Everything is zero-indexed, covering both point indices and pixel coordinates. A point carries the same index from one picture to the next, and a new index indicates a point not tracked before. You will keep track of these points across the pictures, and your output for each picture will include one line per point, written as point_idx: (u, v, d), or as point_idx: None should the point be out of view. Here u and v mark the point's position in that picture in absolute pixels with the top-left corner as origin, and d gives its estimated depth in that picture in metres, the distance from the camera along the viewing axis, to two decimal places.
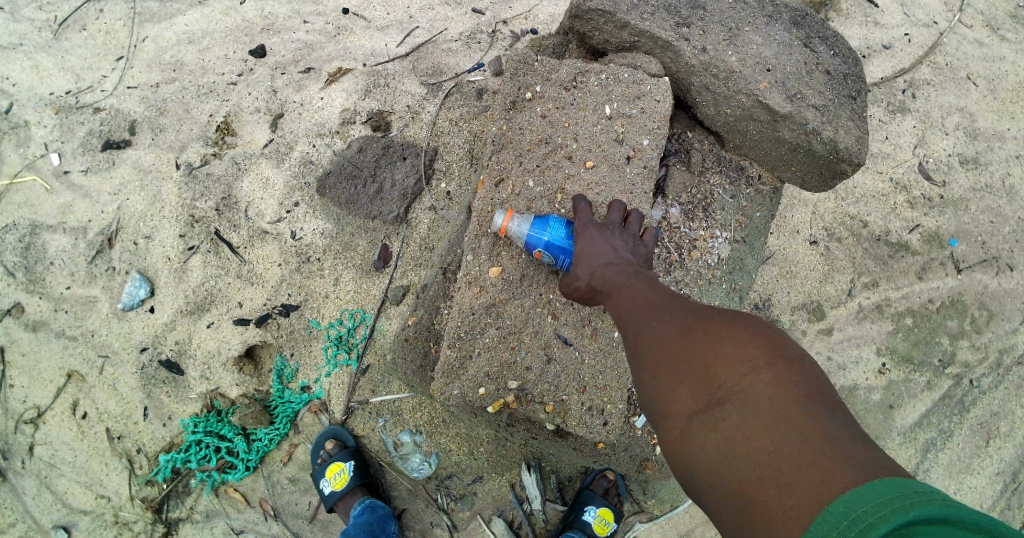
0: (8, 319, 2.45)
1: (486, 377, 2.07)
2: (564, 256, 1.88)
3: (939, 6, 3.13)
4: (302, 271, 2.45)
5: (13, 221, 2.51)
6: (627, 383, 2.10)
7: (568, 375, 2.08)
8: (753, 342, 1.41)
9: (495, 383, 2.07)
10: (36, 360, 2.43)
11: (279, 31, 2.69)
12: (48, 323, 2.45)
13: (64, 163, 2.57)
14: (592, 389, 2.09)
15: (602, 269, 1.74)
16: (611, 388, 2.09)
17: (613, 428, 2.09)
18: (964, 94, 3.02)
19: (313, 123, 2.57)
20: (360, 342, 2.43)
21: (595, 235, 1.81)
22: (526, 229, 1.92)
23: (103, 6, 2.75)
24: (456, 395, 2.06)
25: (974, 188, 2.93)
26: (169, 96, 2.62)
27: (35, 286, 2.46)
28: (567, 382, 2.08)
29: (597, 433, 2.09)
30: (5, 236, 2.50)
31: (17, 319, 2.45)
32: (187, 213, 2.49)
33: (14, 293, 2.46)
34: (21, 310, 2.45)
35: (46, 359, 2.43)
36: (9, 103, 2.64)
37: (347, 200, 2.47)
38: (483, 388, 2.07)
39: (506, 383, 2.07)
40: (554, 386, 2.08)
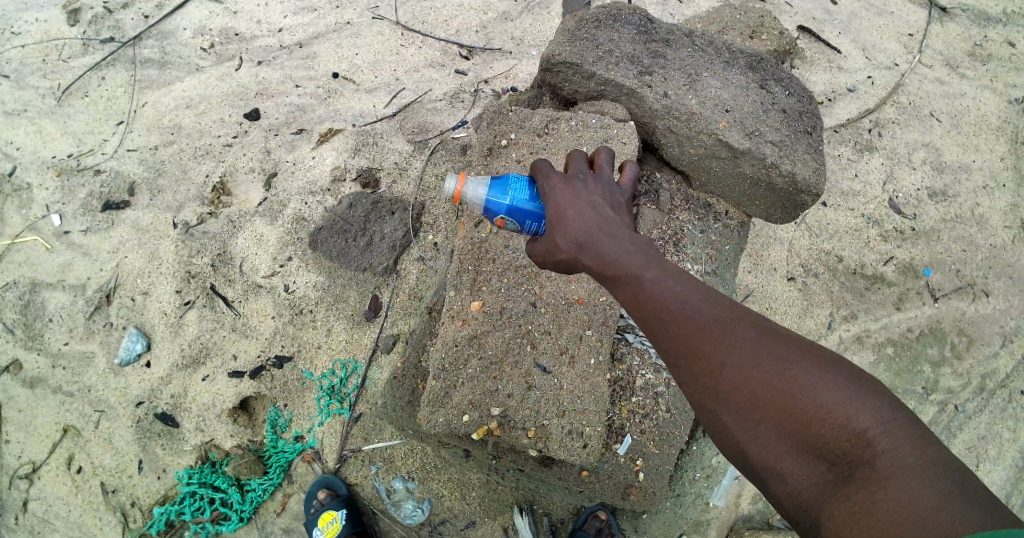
0: (6, 376, 2.51)
1: (470, 405, 2.15)
2: (531, 220, 1.72)
3: (898, 50, 3.33)
4: (295, 323, 2.52)
5: (13, 280, 2.61)
6: (605, 407, 2.18)
7: (548, 400, 2.16)
8: (785, 352, 1.33)
9: (479, 410, 2.15)
10: (32, 416, 2.48)
11: (272, 96, 2.85)
12: (45, 379, 2.51)
13: (65, 224, 2.68)
14: (571, 413, 2.16)
15: (592, 254, 1.59)
16: (590, 412, 2.17)
17: (593, 450, 2.15)
18: (928, 130, 3.16)
19: (306, 180, 2.69)
20: (352, 391, 2.49)
21: (574, 206, 1.63)
22: (485, 194, 1.72)
23: (105, 74, 2.94)
24: (441, 423, 2.14)
25: (944, 219, 3.02)
26: (167, 158, 2.75)
27: (33, 342, 2.54)
28: (548, 408, 2.15)
29: (578, 456, 2.14)
30: (6, 294, 2.59)
31: (15, 376, 2.51)
32: (184, 269, 2.59)
33: (13, 349, 2.53)
34: (19, 366, 2.52)
35: (43, 414, 2.48)
36: (13, 166, 2.78)
37: (338, 253, 2.56)
38: (467, 415, 2.15)
39: (490, 410, 2.15)
40: (536, 411, 2.15)
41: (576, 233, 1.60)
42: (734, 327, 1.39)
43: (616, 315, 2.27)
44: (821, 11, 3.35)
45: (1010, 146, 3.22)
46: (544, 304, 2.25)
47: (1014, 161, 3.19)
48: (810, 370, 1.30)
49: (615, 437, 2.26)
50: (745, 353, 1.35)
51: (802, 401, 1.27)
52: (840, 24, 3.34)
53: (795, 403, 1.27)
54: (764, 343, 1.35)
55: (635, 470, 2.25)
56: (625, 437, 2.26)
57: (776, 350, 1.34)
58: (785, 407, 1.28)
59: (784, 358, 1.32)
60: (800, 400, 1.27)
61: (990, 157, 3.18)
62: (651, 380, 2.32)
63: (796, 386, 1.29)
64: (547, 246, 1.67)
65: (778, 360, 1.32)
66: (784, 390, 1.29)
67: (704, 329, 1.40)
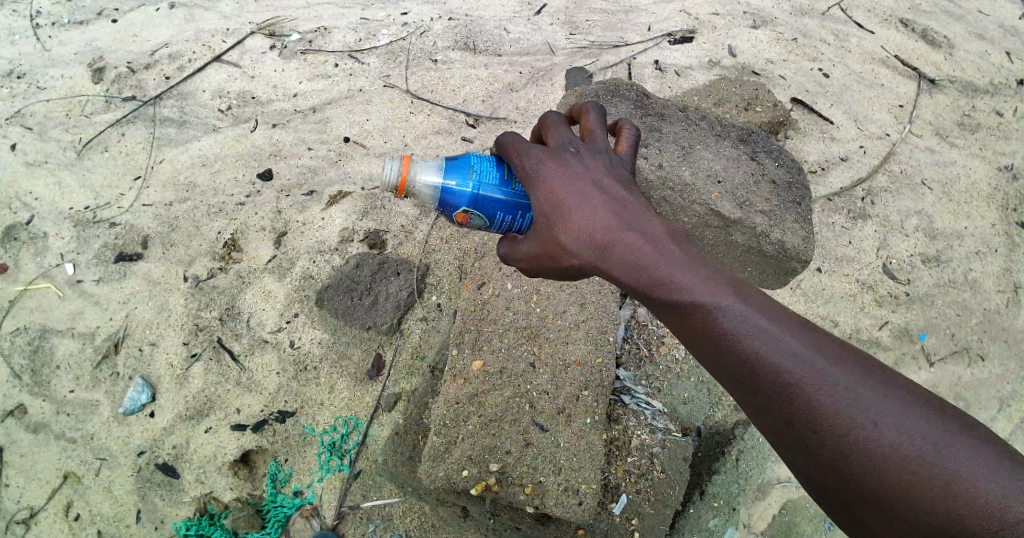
0: (9, 419, 2.48)
1: (470, 460, 2.14)
2: (500, 209, 1.68)
3: (890, 120, 3.49)
4: (299, 379, 2.53)
5: (24, 325, 2.64)
6: (600, 465, 2.17)
7: (545, 458, 2.15)
8: (862, 391, 1.21)
9: (478, 465, 2.14)
10: (32, 462, 2.42)
11: (285, 157, 2.98)
12: (49, 424, 2.48)
13: (78, 273, 2.74)
14: (567, 470, 2.14)
15: (603, 257, 1.46)
16: (586, 469, 2.15)
17: (588, 507, 2.11)
18: (920, 198, 3.25)
19: (314, 240, 2.77)
20: (354, 447, 2.44)
21: (569, 190, 1.51)
22: (439, 186, 1.66)
23: (125, 130, 3.07)
24: (441, 477, 2.13)
25: (939, 284, 3.04)
26: (181, 214, 2.84)
27: (39, 388, 2.53)
28: (544, 465, 2.15)
29: (573, 514, 2.10)
30: (15, 339, 2.61)
31: (19, 420, 2.48)
32: (192, 321, 2.63)
33: (19, 394, 2.52)
34: (23, 411, 2.50)
35: (42, 460, 2.43)
36: (30, 216, 2.86)
37: (344, 310, 2.61)
38: (466, 470, 2.13)
39: (487, 466, 2.14)
40: (533, 468, 2.14)
41: (586, 235, 1.48)
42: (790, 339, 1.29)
43: (611, 376, 2.31)
44: (813, 84, 3.54)
45: (1001, 213, 3.31)
46: (543, 364, 2.29)
47: (1005, 227, 3.27)
48: (880, 394, 1.20)
49: (610, 496, 2.24)
50: (806, 380, 1.25)
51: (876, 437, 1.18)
52: (832, 96, 3.52)
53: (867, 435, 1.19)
54: (825, 366, 1.26)
55: (632, 531, 2.20)
56: (620, 496, 2.24)
57: (840, 374, 1.24)
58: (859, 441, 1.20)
59: (852, 386, 1.22)
60: (871, 431, 1.19)
61: (982, 223, 3.25)
62: (646, 440, 2.32)
63: (867, 417, 1.20)
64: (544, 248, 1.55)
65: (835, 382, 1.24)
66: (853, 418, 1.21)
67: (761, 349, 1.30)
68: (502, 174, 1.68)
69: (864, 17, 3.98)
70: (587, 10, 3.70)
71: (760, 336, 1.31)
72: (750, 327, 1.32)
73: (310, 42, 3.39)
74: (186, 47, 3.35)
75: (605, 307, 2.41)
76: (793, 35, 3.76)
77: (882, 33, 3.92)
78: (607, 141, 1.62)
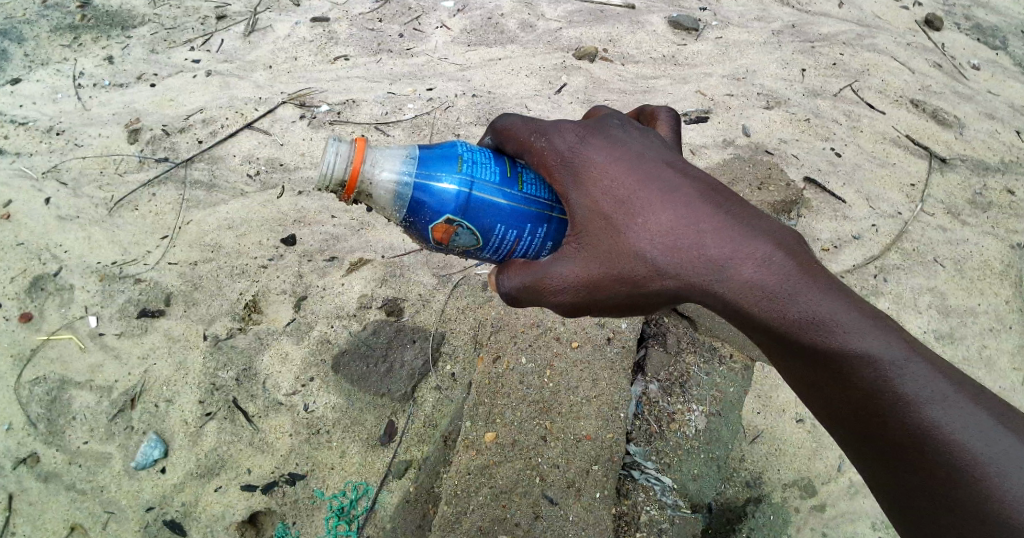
0: (21, 468, 2.46)
1: (479, 531, 2.11)
2: (494, 212, 1.65)
3: (902, 199, 3.54)
4: (311, 442, 2.51)
5: (44, 375, 2.66)
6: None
7: (555, 532, 2.11)
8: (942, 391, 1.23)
9: None
10: (40, 511, 2.38)
11: (309, 223, 3.08)
12: (59, 475, 2.44)
13: (100, 326, 2.79)
14: None
15: (691, 256, 1.39)
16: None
17: None
18: (934, 275, 3.25)
19: (333, 305, 2.83)
20: (361, 514, 2.39)
21: (639, 189, 1.46)
22: (422, 175, 1.63)
23: (156, 190, 3.19)
24: None
25: (954, 360, 2.97)
26: (205, 273, 2.92)
27: (53, 438, 2.52)
28: None
29: None
30: (34, 388, 2.63)
31: (30, 469, 2.46)
32: (209, 380, 2.64)
33: (32, 443, 2.51)
34: (36, 460, 2.47)
35: (52, 510, 2.38)
36: (58, 268, 2.93)
37: (359, 376, 2.64)
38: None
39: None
40: None
41: (670, 233, 1.41)
42: (904, 354, 1.25)
43: (622, 451, 2.29)
44: (826, 163, 3.62)
45: (1017, 289, 3.30)
46: (555, 437, 2.29)
47: (1021, 304, 3.25)
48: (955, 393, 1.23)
49: None
50: (906, 376, 1.24)
51: (966, 450, 1.19)
52: (845, 175, 3.58)
53: (963, 452, 1.19)
54: (931, 379, 1.24)
55: None
56: None
57: (948, 390, 1.23)
58: (955, 461, 1.19)
59: (934, 386, 1.24)
60: (972, 451, 1.18)
61: (996, 300, 3.24)
62: (655, 515, 2.25)
63: (970, 437, 1.19)
64: (604, 247, 1.47)
65: (941, 399, 1.23)
66: (951, 435, 1.20)
67: (868, 355, 1.26)
68: (493, 175, 1.67)
69: (875, 98, 4.08)
70: (606, 90, 3.82)
71: (866, 344, 1.27)
72: (863, 340, 1.27)
73: (338, 113, 3.54)
74: (219, 113, 3.51)
75: (616, 383, 2.41)
76: (807, 115, 3.87)
77: (894, 114, 4.01)
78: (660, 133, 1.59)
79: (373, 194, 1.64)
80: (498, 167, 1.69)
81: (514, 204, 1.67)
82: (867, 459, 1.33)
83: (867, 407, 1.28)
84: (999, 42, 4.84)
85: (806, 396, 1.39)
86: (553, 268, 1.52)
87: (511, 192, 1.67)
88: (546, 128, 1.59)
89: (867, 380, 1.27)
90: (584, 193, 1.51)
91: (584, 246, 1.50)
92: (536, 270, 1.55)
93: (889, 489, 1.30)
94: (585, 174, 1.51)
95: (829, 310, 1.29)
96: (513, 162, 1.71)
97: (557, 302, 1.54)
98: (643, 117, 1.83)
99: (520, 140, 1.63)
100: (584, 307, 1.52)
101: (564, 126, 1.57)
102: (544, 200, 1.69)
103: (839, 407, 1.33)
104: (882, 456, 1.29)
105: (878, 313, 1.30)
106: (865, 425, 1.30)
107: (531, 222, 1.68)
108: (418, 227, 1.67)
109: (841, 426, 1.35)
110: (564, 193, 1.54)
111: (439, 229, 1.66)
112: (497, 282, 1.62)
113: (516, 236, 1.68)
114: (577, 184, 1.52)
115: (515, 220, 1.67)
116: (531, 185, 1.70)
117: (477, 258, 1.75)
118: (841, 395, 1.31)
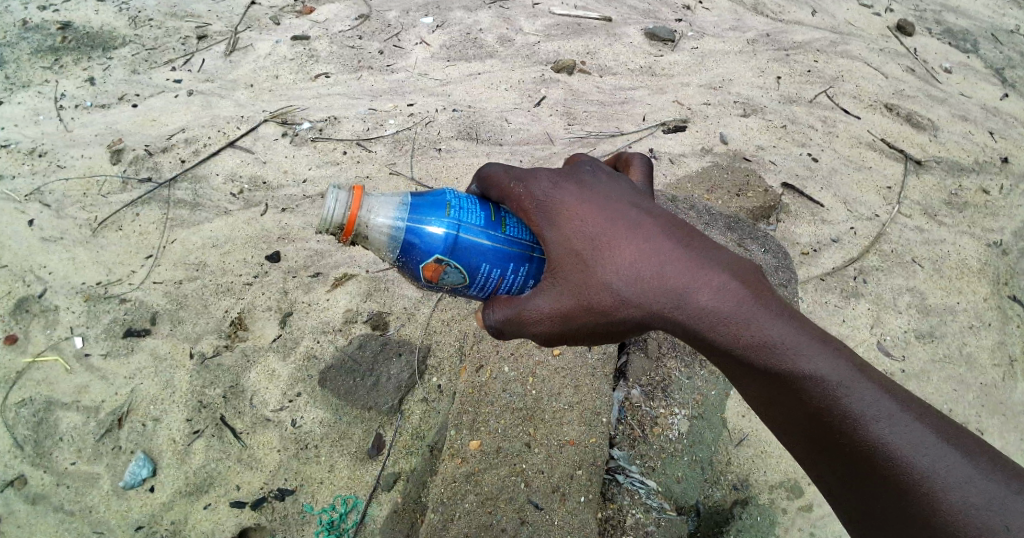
0: (8, 491, 2.45)
1: None
2: (482, 255, 1.67)
3: (878, 202, 3.62)
4: (299, 457, 2.53)
5: (30, 397, 2.67)
6: None
7: None
8: (889, 410, 1.27)
9: None
10: (29, 534, 2.37)
11: (293, 240, 3.11)
12: (48, 497, 2.44)
13: (86, 346, 2.79)
14: None
15: (654, 286, 1.44)
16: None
17: None
18: (911, 275, 3.32)
19: (318, 320, 2.85)
20: (351, 527, 2.40)
21: (604, 226, 1.51)
22: (413, 220, 1.65)
23: (140, 210, 3.20)
24: None
25: (933, 359, 3.03)
26: (190, 292, 2.93)
27: (41, 459, 2.52)
28: None
29: None
30: (20, 410, 2.63)
31: (18, 492, 2.45)
32: (196, 398, 2.65)
33: (20, 465, 2.51)
34: (23, 482, 2.47)
35: (40, 533, 2.38)
36: (43, 289, 2.94)
37: (346, 391, 2.66)
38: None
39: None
40: None
41: (634, 265, 1.46)
42: (851, 376, 1.30)
43: (605, 455, 2.33)
44: (803, 168, 3.69)
45: (992, 287, 3.38)
46: (538, 444, 2.32)
47: (997, 302, 3.33)
48: (900, 409, 1.27)
49: None
50: (854, 395, 1.28)
51: (907, 461, 1.23)
52: (822, 180, 3.66)
53: (911, 467, 1.23)
54: (880, 399, 1.28)
55: None
56: None
57: (895, 409, 1.27)
58: (905, 476, 1.23)
59: (881, 403, 1.27)
60: (919, 466, 1.22)
61: (974, 298, 3.30)
62: (641, 519, 2.26)
63: (917, 453, 1.23)
64: (574, 279, 1.51)
65: (888, 418, 1.26)
66: (901, 452, 1.24)
67: (818, 376, 1.31)
68: (479, 218, 1.69)
69: (850, 103, 4.17)
70: (585, 101, 3.89)
71: (816, 366, 1.32)
72: (813, 362, 1.32)
73: (320, 130, 3.58)
74: (202, 132, 3.54)
75: (598, 389, 2.45)
76: (783, 121, 3.95)
77: (868, 118, 4.10)
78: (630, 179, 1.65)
79: (368, 237, 1.67)
80: (484, 211, 1.71)
81: (498, 245, 1.68)
82: (827, 479, 1.35)
83: (821, 427, 1.32)
84: (970, 45, 4.95)
85: (770, 422, 1.43)
86: (530, 302, 1.55)
87: (496, 234, 1.69)
88: (524, 173, 1.63)
89: (819, 401, 1.31)
90: (557, 231, 1.55)
91: (556, 279, 1.53)
92: (516, 303, 1.58)
93: (849, 507, 1.32)
94: (555, 213, 1.56)
95: (781, 335, 1.35)
96: (498, 206, 1.73)
97: (534, 333, 1.57)
98: (620, 164, 1.87)
99: (501, 187, 1.67)
100: (560, 337, 1.56)
101: (538, 170, 1.63)
102: (527, 241, 1.71)
103: (798, 429, 1.36)
104: (843, 477, 1.31)
105: (828, 338, 1.36)
106: (821, 446, 1.33)
107: (514, 261, 1.69)
108: (409, 267, 1.69)
109: (803, 450, 1.38)
110: (539, 230, 1.58)
111: (428, 268, 1.68)
112: (482, 317, 1.64)
113: (500, 274, 1.69)
114: (550, 221, 1.56)
115: (499, 259, 1.68)
116: (515, 227, 1.71)
117: (464, 295, 1.77)
118: (797, 416, 1.35)
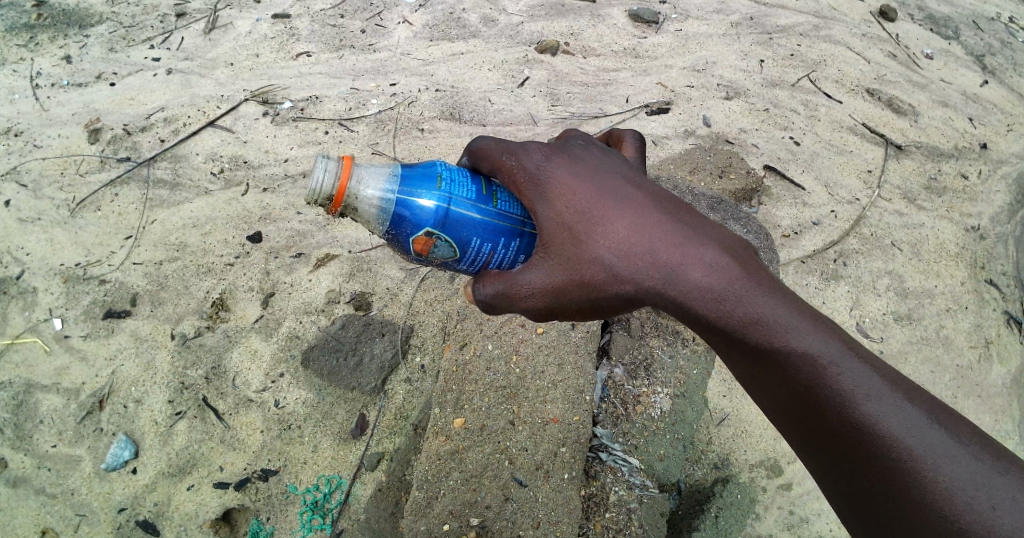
0: None
1: (450, 515, 2.16)
2: (473, 229, 1.67)
3: (859, 186, 3.66)
4: (283, 437, 2.53)
5: (9, 380, 2.63)
6: (577, 519, 2.18)
7: (523, 512, 2.17)
8: (877, 388, 1.28)
9: (459, 520, 2.16)
10: (10, 516, 2.36)
11: (275, 221, 3.09)
12: (28, 480, 2.43)
13: (65, 328, 2.76)
14: (545, 524, 2.16)
15: (646, 262, 1.45)
16: (563, 524, 2.16)
17: None
18: (891, 258, 3.37)
19: (302, 301, 2.84)
20: (335, 506, 2.41)
21: (598, 203, 1.51)
22: (402, 193, 1.64)
23: (118, 191, 3.16)
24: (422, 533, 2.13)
25: (911, 341, 3.09)
26: (171, 273, 2.91)
27: (21, 442, 2.50)
28: (523, 519, 2.16)
29: None
30: None
31: None
32: (178, 380, 2.63)
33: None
34: (3, 465, 2.45)
35: (21, 515, 2.36)
36: (21, 270, 2.90)
37: (329, 370, 2.65)
38: (448, 525, 2.15)
39: (467, 521, 2.15)
40: (512, 523, 2.15)
41: (626, 241, 1.47)
42: (840, 353, 1.32)
43: (588, 433, 2.35)
44: (785, 151, 3.72)
45: (969, 271, 3.44)
46: (522, 421, 2.34)
47: (973, 285, 3.39)
48: (887, 388, 1.28)
49: None
50: (842, 372, 1.30)
51: (891, 439, 1.25)
52: (804, 163, 3.69)
53: (896, 444, 1.24)
54: (867, 376, 1.29)
55: None
56: None
57: (882, 387, 1.28)
58: (890, 453, 1.24)
59: (869, 382, 1.29)
60: (904, 443, 1.24)
61: (951, 281, 3.36)
62: (623, 496, 2.29)
63: (902, 430, 1.24)
64: (566, 254, 1.51)
65: (875, 395, 1.28)
66: (886, 429, 1.25)
67: (807, 352, 1.32)
68: (470, 192, 1.69)
69: (832, 88, 4.20)
70: (569, 83, 3.88)
71: (805, 343, 1.33)
72: (803, 339, 1.33)
73: (302, 110, 3.54)
74: (181, 112, 3.49)
75: (581, 367, 2.46)
76: (766, 105, 3.96)
77: (850, 102, 4.13)
78: (624, 156, 1.65)
79: (358, 209, 1.65)
80: (475, 185, 1.70)
81: (489, 219, 1.68)
82: (810, 454, 1.37)
83: (808, 404, 1.33)
84: (951, 31, 4.99)
85: (758, 398, 1.44)
86: (522, 277, 1.55)
87: (487, 208, 1.69)
88: (516, 147, 1.62)
89: (806, 376, 1.32)
90: (549, 206, 1.55)
91: (548, 253, 1.53)
92: (507, 277, 1.57)
93: (834, 482, 1.33)
94: (549, 187, 1.56)
95: (772, 312, 1.37)
96: (489, 180, 1.73)
97: (525, 308, 1.57)
98: (611, 140, 1.87)
99: (493, 160, 1.65)
100: (550, 313, 1.56)
101: (532, 145, 1.61)
102: (518, 216, 1.71)
103: (784, 405, 1.38)
104: (826, 452, 1.33)
105: (819, 315, 1.37)
106: (807, 421, 1.34)
107: (505, 236, 1.70)
108: (398, 240, 1.69)
109: (788, 426, 1.39)
110: (530, 206, 1.58)
111: (418, 241, 1.67)
112: (472, 291, 1.62)
113: (490, 248, 1.70)
114: (543, 197, 1.56)
115: (490, 233, 1.69)
116: (506, 201, 1.71)
117: (454, 269, 1.77)
118: (784, 391, 1.36)
